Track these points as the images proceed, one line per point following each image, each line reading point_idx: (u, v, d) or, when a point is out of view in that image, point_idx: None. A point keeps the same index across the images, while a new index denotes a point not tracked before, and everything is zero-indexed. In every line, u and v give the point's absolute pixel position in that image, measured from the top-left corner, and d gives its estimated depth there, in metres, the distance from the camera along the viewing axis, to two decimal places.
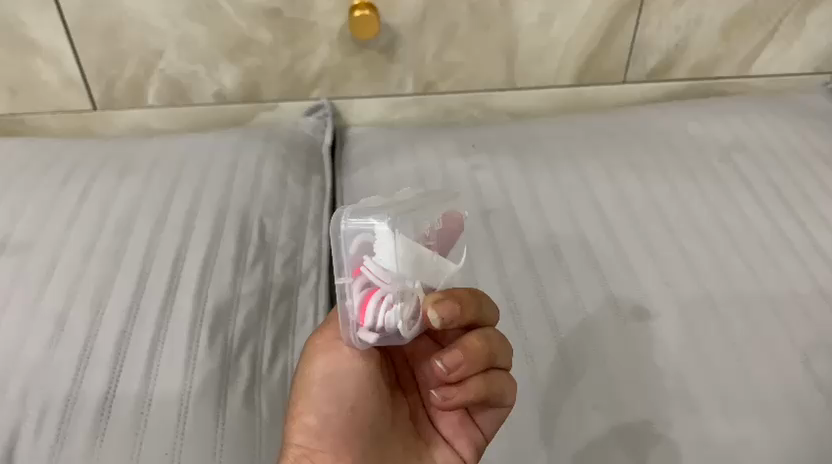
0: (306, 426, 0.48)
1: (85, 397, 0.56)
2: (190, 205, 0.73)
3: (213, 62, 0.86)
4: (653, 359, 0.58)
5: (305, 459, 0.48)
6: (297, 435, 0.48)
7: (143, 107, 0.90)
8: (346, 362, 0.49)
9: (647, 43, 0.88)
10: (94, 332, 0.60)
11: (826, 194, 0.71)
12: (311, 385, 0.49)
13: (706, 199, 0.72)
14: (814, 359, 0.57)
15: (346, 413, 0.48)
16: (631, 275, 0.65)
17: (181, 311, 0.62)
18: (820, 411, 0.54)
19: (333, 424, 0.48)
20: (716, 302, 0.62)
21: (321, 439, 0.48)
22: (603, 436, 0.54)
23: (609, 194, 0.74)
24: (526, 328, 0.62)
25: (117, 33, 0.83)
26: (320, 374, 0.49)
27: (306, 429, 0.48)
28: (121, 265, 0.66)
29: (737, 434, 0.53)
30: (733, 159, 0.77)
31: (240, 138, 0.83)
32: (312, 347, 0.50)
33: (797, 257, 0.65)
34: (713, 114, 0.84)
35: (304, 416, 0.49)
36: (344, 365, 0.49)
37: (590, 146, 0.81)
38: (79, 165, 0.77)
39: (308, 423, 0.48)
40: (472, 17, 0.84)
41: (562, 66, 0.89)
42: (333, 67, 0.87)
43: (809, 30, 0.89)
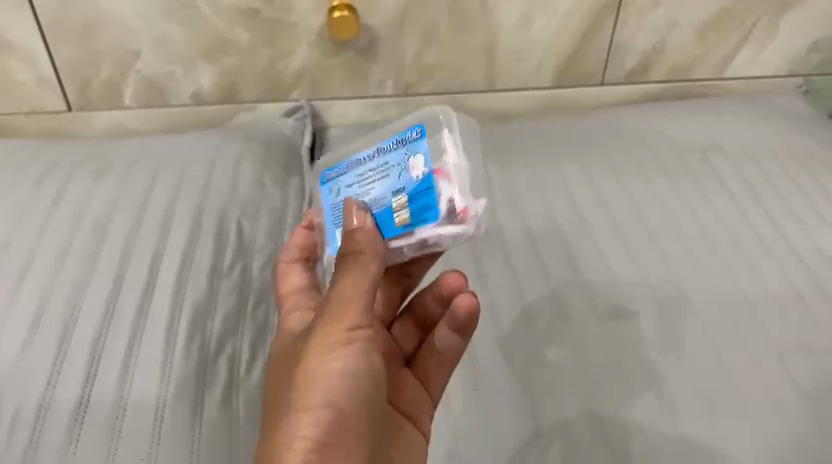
0: (321, 423, 0.45)
1: (60, 399, 0.55)
2: (169, 204, 0.72)
3: (190, 63, 0.85)
4: (633, 357, 0.59)
5: (319, 453, 0.44)
6: (308, 428, 0.45)
7: (118, 108, 0.89)
8: (364, 356, 0.46)
9: (624, 45, 0.89)
10: (70, 332, 0.59)
11: (800, 194, 0.73)
12: (323, 375, 0.46)
13: (684, 199, 0.73)
14: (791, 357, 0.58)
15: (356, 408, 0.46)
16: (611, 274, 0.66)
17: (159, 310, 0.62)
18: (796, 408, 0.55)
19: (346, 421, 0.46)
20: (694, 301, 0.63)
21: (335, 436, 0.45)
22: (582, 434, 0.55)
23: (589, 194, 0.75)
24: (507, 328, 0.62)
25: (92, 33, 0.82)
26: (335, 366, 0.46)
27: (319, 422, 0.45)
28: (98, 263, 0.65)
29: (714, 432, 0.54)
30: (709, 160, 0.78)
31: (218, 137, 0.83)
32: (323, 329, 0.46)
33: (774, 256, 0.67)
34: (688, 115, 0.86)
35: (313, 410, 0.45)
36: (361, 359, 0.46)
37: (569, 146, 0.82)
38: (54, 165, 0.76)
39: (322, 420, 0.45)
40: (452, 18, 0.84)
41: (540, 68, 0.90)
42: (312, 68, 0.87)
43: (782, 33, 0.90)
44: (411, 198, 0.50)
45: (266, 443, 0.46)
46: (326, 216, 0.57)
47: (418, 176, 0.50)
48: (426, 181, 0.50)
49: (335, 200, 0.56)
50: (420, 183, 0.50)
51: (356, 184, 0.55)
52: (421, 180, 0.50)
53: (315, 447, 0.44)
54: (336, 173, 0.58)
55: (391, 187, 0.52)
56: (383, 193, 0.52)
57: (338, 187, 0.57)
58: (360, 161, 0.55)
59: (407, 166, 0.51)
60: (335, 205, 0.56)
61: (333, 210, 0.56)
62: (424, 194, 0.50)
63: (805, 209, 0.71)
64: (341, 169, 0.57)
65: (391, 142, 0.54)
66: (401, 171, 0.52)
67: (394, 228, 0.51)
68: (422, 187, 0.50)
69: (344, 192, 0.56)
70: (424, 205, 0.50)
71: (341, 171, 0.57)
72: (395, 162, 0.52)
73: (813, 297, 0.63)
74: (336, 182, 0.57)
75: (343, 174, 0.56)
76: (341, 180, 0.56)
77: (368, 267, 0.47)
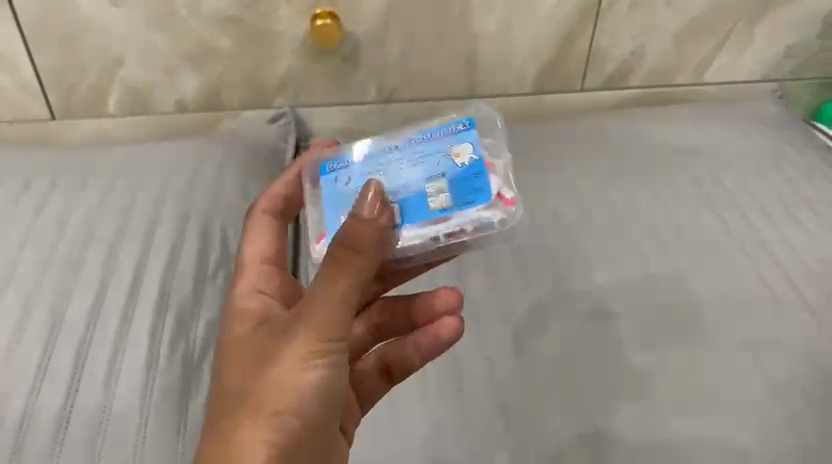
0: (285, 430, 0.43)
1: (44, 406, 0.56)
2: (153, 211, 0.72)
3: (174, 70, 0.86)
4: (611, 359, 0.60)
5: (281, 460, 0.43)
6: (274, 432, 0.43)
7: (101, 116, 0.89)
8: (336, 369, 0.44)
9: (603, 52, 0.90)
10: (53, 340, 0.60)
11: (773, 197, 0.74)
12: (290, 384, 0.43)
13: (662, 203, 0.75)
14: (765, 358, 0.59)
15: (320, 415, 0.45)
16: (589, 277, 0.67)
17: (143, 316, 0.62)
18: (769, 406, 0.57)
19: (305, 433, 0.44)
20: (671, 303, 0.64)
21: (295, 445, 0.43)
22: (561, 434, 0.56)
23: (569, 198, 0.76)
24: (487, 332, 0.63)
25: (77, 41, 0.82)
26: (307, 377, 0.43)
27: (286, 427, 0.43)
28: (81, 271, 0.65)
29: (690, 431, 0.55)
30: (686, 164, 0.80)
31: (202, 144, 0.83)
32: (301, 332, 0.43)
33: (748, 257, 0.68)
34: (667, 120, 0.87)
35: (276, 417, 0.43)
36: (333, 373, 0.44)
37: (548, 152, 0.83)
38: (37, 173, 0.77)
39: (283, 431, 0.43)
40: (433, 25, 0.85)
41: (521, 74, 0.91)
42: (295, 76, 0.88)
43: (757, 38, 0.92)
44: (453, 183, 0.51)
45: (218, 446, 0.43)
46: (327, 202, 0.54)
47: (463, 163, 0.52)
48: (474, 167, 0.52)
49: (346, 187, 0.54)
50: (466, 169, 0.52)
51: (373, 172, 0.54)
52: (468, 166, 0.52)
53: (277, 456, 0.43)
54: (349, 160, 0.56)
55: (428, 174, 0.52)
56: (417, 180, 0.52)
57: (351, 175, 0.55)
58: (383, 151, 0.55)
59: (448, 155, 0.53)
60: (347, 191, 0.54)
61: (338, 197, 0.54)
62: (470, 180, 0.51)
63: (779, 211, 0.73)
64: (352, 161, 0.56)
65: (425, 135, 0.55)
66: (441, 160, 0.53)
67: (427, 210, 0.50)
68: (469, 172, 0.52)
69: (357, 179, 0.54)
70: (469, 189, 0.51)
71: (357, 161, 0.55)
72: (432, 152, 0.54)
73: (786, 298, 0.64)
74: (347, 170, 0.55)
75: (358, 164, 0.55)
76: (354, 168, 0.55)
77: (357, 277, 0.43)
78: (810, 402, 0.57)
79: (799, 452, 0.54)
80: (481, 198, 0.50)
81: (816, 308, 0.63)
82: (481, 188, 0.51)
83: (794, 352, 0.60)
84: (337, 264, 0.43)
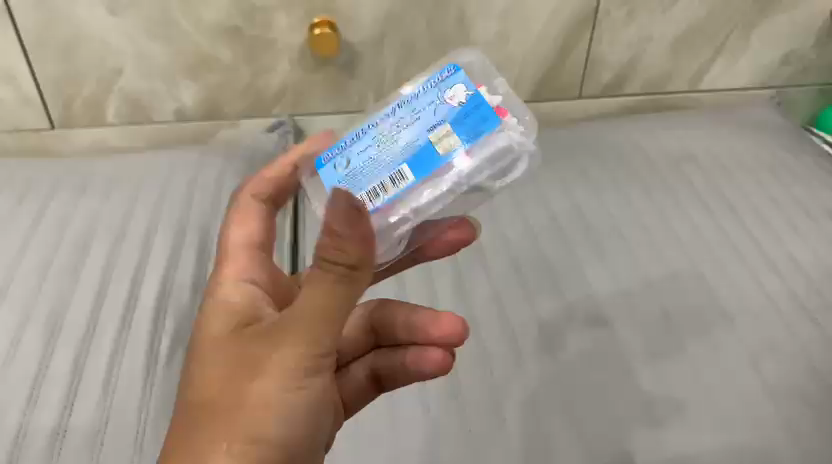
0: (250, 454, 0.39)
1: (39, 415, 0.56)
2: (150, 221, 0.72)
3: (172, 79, 0.86)
4: (610, 366, 0.60)
5: None
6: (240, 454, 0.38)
7: (100, 126, 0.89)
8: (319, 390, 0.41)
9: (598, 60, 0.91)
10: (50, 350, 0.60)
11: (771, 203, 0.75)
12: (270, 404, 0.39)
13: (659, 209, 0.75)
14: (763, 362, 0.60)
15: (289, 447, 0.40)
16: (587, 285, 0.67)
17: (141, 326, 0.62)
18: (770, 411, 0.56)
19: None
20: (669, 311, 0.64)
21: None
22: (562, 442, 0.56)
23: (566, 205, 0.76)
24: (485, 339, 0.63)
25: (74, 50, 0.82)
26: (287, 393, 0.39)
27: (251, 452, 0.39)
28: (79, 283, 0.65)
29: (690, 439, 0.55)
30: (684, 170, 0.80)
31: (200, 152, 0.83)
32: (287, 347, 0.39)
33: (745, 263, 0.68)
34: (665, 127, 0.87)
35: (248, 441, 0.39)
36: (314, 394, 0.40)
37: (546, 160, 0.83)
38: (35, 183, 0.77)
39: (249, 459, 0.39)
40: (430, 34, 0.86)
41: (518, 82, 0.91)
42: (294, 84, 0.88)
43: (754, 45, 0.92)
44: (454, 125, 0.47)
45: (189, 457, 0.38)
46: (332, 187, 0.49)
47: (460, 101, 0.48)
48: (473, 101, 0.47)
49: (346, 170, 0.49)
50: (462, 108, 0.47)
51: (375, 144, 0.49)
52: (463, 103, 0.47)
53: None
54: (340, 146, 0.51)
55: (425, 126, 0.48)
56: (416, 135, 0.48)
57: (348, 156, 0.50)
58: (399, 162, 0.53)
59: (443, 102, 0.48)
60: (350, 172, 0.49)
61: (343, 180, 0.49)
62: (474, 112, 0.47)
63: (776, 216, 0.73)
64: (345, 141, 0.50)
65: (414, 92, 0.50)
66: (435, 107, 0.48)
67: (434, 161, 0.47)
68: (469, 109, 0.47)
69: (357, 159, 0.49)
70: (475, 122, 0.47)
71: (349, 140, 0.50)
72: (424, 105, 0.49)
73: (786, 305, 0.64)
74: (342, 154, 0.50)
75: (352, 142, 0.50)
76: (351, 149, 0.50)
77: (342, 295, 0.39)
78: (810, 408, 0.57)
79: (800, 456, 0.54)
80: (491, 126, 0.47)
81: (816, 315, 0.63)
82: (487, 116, 0.47)
83: (793, 357, 0.60)
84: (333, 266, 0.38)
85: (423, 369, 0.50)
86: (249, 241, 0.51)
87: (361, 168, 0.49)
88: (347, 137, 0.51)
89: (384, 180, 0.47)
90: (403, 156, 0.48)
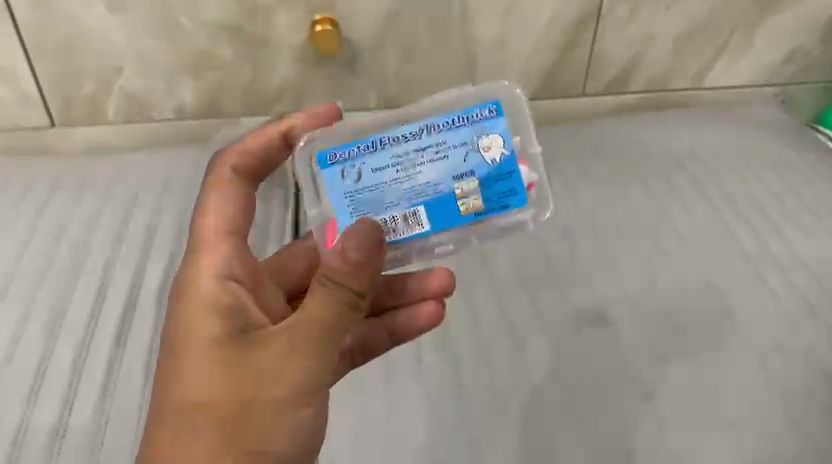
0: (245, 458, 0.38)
1: (39, 415, 0.55)
2: (150, 220, 0.72)
3: (172, 78, 0.86)
4: (613, 366, 0.59)
5: None
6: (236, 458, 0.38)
7: (101, 124, 0.89)
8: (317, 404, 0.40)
9: (601, 58, 0.90)
10: (50, 350, 0.60)
11: (775, 201, 0.74)
12: (268, 413, 0.39)
13: (662, 207, 0.74)
14: (767, 360, 0.59)
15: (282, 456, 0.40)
16: (590, 284, 0.67)
17: (140, 325, 0.62)
18: (775, 411, 0.56)
19: None
20: (672, 310, 0.63)
21: None
22: (566, 443, 0.55)
23: (569, 203, 0.76)
24: (488, 338, 0.63)
25: (74, 49, 0.82)
26: (285, 402, 0.39)
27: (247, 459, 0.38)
28: (78, 282, 0.65)
29: (694, 440, 0.55)
30: (687, 168, 0.80)
31: (201, 150, 0.83)
32: (288, 357, 0.39)
33: (749, 261, 0.68)
34: (669, 125, 0.87)
35: (245, 446, 0.38)
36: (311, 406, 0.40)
37: (549, 158, 0.83)
38: (35, 182, 0.77)
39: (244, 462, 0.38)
40: (431, 32, 0.85)
41: (521, 79, 0.91)
42: (294, 82, 0.88)
43: (759, 42, 0.91)
44: (483, 183, 0.44)
45: None
46: (334, 197, 0.45)
47: (494, 159, 0.44)
48: (508, 165, 0.44)
49: (355, 186, 0.44)
50: (497, 169, 0.44)
51: (393, 167, 0.44)
52: (498, 165, 0.44)
53: None
54: (352, 148, 0.44)
55: (453, 172, 0.44)
56: (441, 178, 0.44)
57: (359, 169, 0.44)
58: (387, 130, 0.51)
59: (475, 148, 0.44)
60: (358, 191, 0.44)
61: (350, 198, 0.45)
62: (503, 179, 0.45)
63: (780, 214, 0.73)
64: (361, 147, 0.44)
65: (447, 118, 0.44)
66: (468, 153, 0.44)
67: (456, 217, 0.45)
68: (502, 170, 0.44)
69: (370, 176, 0.44)
70: (502, 192, 0.45)
71: (362, 149, 0.44)
72: (457, 144, 0.44)
73: (790, 303, 0.64)
74: (352, 163, 0.44)
75: (368, 152, 0.44)
76: (364, 161, 0.44)
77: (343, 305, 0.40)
78: (815, 408, 0.56)
79: (804, 457, 0.53)
80: (517, 201, 0.45)
81: (821, 313, 0.63)
82: (517, 188, 0.45)
83: (798, 356, 0.59)
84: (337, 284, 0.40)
85: (416, 326, 0.49)
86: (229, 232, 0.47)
87: (373, 188, 0.44)
88: (363, 142, 0.44)
89: (395, 215, 0.45)
90: (422, 194, 0.44)
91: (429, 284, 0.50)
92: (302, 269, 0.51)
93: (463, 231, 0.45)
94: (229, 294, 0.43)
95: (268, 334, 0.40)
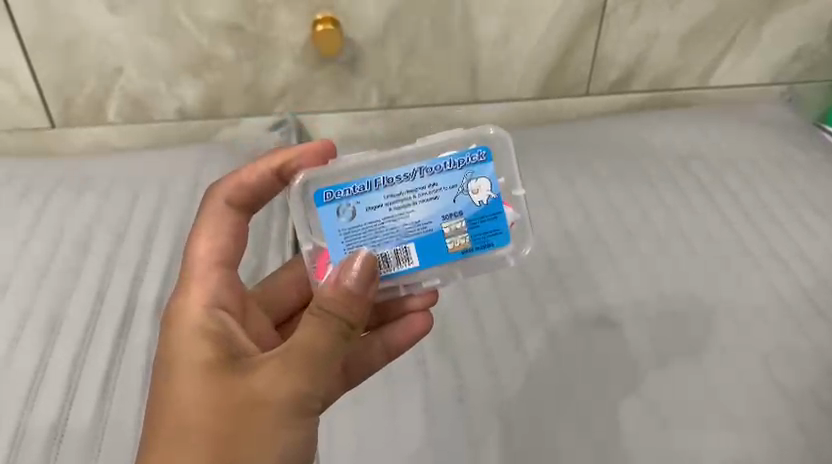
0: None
1: (37, 419, 0.55)
2: (151, 222, 0.71)
3: (173, 78, 0.85)
4: (618, 369, 0.59)
5: None
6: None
7: (102, 124, 0.89)
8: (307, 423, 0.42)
9: (606, 57, 0.89)
10: (48, 352, 0.59)
11: (781, 201, 0.73)
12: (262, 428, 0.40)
13: (667, 208, 0.74)
14: (776, 365, 0.58)
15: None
16: (595, 285, 0.66)
17: (140, 329, 0.61)
18: (782, 415, 0.55)
19: None
20: (678, 312, 0.63)
21: None
22: (571, 447, 0.54)
23: (573, 203, 0.75)
24: (491, 341, 0.62)
25: (74, 50, 0.82)
26: (279, 418, 0.41)
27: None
28: (77, 285, 0.64)
29: (700, 445, 0.54)
30: (693, 168, 0.79)
31: (202, 151, 0.82)
32: (283, 376, 0.41)
33: (756, 262, 0.67)
34: (674, 124, 0.86)
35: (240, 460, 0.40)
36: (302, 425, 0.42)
37: (553, 158, 0.82)
38: (35, 183, 0.76)
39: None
40: (434, 32, 0.84)
41: (524, 79, 0.90)
42: (296, 82, 0.87)
43: (765, 40, 0.91)
44: (470, 223, 0.47)
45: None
46: (329, 235, 0.47)
47: (482, 202, 0.47)
48: (494, 207, 0.47)
49: (349, 223, 0.47)
50: (483, 210, 0.47)
51: (386, 206, 0.47)
52: (484, 208, 0.47)
53: None
54: (347, 188, 0.47)
55: (443, 212, 0.47)
56: (431, 217, 0.47)
57: (354, 207, 0.47)
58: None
59: (465, 190, 0.47)
60: (353, 228, 0.47)
61: (345, 235, 0.47)
62: (489, 219, 0.48)
63: (786, 214, 0.72)
64: (356, 186, 0.46)
65: (438, 162, 0.46)
66: (457, 195, 0.47)
67: (444, 254, 0.48)
68: (488, 212, 0.47)
69: (365, 214, 0.47)
70: (488, 231, 0.48)
71: (358, 188, 0.46)
72: (447, 186, 0.47)
73: (797, 305, 0.63)
74: (348, 201, 0.47)
75: (364, 191, 0.46)
76: (359, 200, 0.47)
77: (336, 331, 0.42)
78: (823, 412, 0.55)
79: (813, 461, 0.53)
80: (500, 238, 0.48)
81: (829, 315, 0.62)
82: (501, 228, 0.48)
83: (805, 359, 0.59)
84: (333, 313, 0.42)
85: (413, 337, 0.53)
86: (218, 261, 0.49)
87: (367, 227, 0.47)
88: (359, 182, 0.46)
89: (387, 250, 0.47)
90: (414, 232, 0.47)
91: (417, 302, 0.52)
92: (294, 297, 0.54)
93: (450, 265, 0.49)
94: (218, 322, 0.45)
95: (259, 360, 0.42)
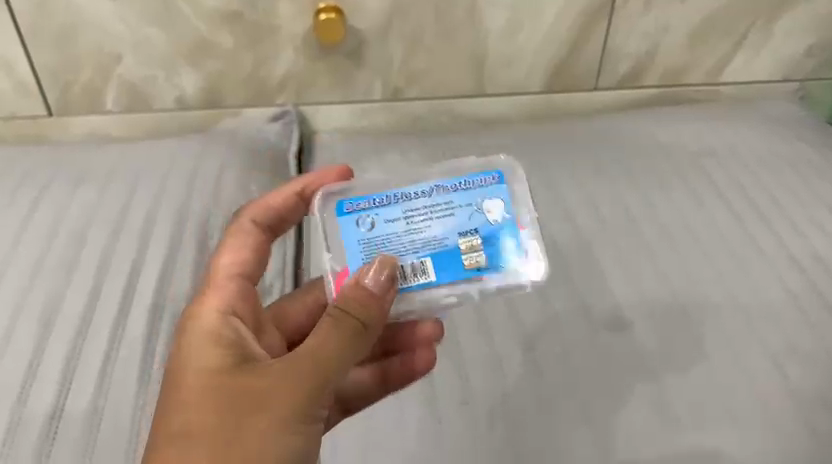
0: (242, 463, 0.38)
1: (31, 414, 0.53)
2: (149, 213, 0.70)
3: (173, 68, 0.84)
4: (626, 371, 0.57)
5: None
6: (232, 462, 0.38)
7: (100, 114, 0.87)
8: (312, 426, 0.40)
9: (614, 51, 0.88)
10: (43, 346, 0.57)
11: (792, 199, 0.72)
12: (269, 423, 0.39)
13: (676, 206, 0.72)
14: (790, 369, 0.57)
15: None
16: (603, 284, 0.64)
17: (137, 323, 0.60)
18: (793, 420, 0.54)
19: None
20: (688, 312, 0.61)
21: None
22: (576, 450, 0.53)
23: (580, 200, 0.74)
24: (496, 338, 0.60)
25: (71, 37, 0.80)
26: (286, 414, 0.39)
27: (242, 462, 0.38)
28: (72, 277, 0.63)
29: (709, 449, 0.53)
30: (703, 165, 0.77)
31: (201, 141, 0.80)
32: (294, 373, 0.40)
33: (768, 262, 0.65)
34: (682, 120, 0.84)
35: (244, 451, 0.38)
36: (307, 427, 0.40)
37: (561, 154, 0.80)
38: (30, 173, 0.74)
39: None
40: (439, 23, 0.83)
41: (531, 72, 0.88)
42: (298, 72, 0.85)
43: (776, 35, 0.89)
44: (486, 241, 0.47)
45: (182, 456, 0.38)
46: (346, 246, 0.46)
47: (496, 220, 0.47)
48: (508, 225, 0.47)
49: (367, 233, 0.47)
50: (498, 227, 0.47)
51: (403, 219, 0.47)
52: (501, 225, 0.47)
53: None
54: (367, 200, 0.47)
55: (458, 228, 0.47)
56: (446, 234, 0.47)
57: (372, 219, 0.47)
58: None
59: (480, 208, 0.47)
60: (371, 238, 0.46)
61: (363, 245, 0.46)
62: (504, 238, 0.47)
63: (798, 213, 0.70)
64: (376, 200, 0.47)
65: (456, 181, 0.48)
66: (472, 213, 0.47)
67: (461, 271, 0.46)
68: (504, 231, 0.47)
69: (382, 227, 0.47)
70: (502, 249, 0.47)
71: (378, 201, 0.47)
72: (463, 204, 0.47)
73: (809, 305, 0.61)
74: (367, 212, 0.47)
75: (383, 204, 0.47)
76: (379, 212, 0.47)
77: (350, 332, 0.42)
78: None
79: None
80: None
81: None
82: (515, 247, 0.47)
83: (817, 361, 0.57)
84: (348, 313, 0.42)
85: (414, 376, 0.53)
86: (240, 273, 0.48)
87: (385, 240, 0.46)
88: (380, 196, 0.47)
89: (404, 264, 0.46)
90: (431, 248, 0.46)
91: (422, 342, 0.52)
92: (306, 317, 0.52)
93: (465, 285, 0.46)
94: (234, 329, 0.44)
95: (270, 363, 0.41)
